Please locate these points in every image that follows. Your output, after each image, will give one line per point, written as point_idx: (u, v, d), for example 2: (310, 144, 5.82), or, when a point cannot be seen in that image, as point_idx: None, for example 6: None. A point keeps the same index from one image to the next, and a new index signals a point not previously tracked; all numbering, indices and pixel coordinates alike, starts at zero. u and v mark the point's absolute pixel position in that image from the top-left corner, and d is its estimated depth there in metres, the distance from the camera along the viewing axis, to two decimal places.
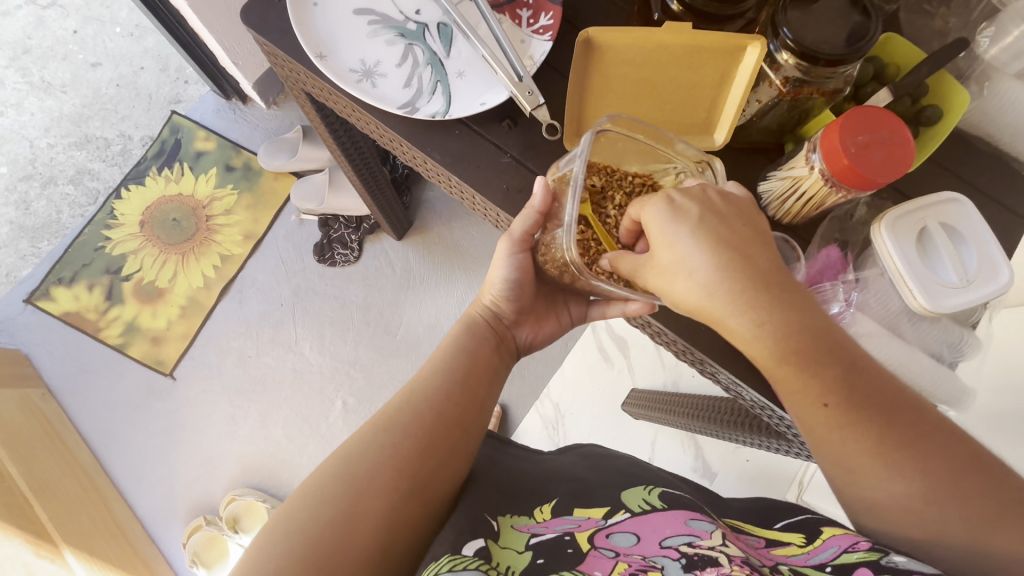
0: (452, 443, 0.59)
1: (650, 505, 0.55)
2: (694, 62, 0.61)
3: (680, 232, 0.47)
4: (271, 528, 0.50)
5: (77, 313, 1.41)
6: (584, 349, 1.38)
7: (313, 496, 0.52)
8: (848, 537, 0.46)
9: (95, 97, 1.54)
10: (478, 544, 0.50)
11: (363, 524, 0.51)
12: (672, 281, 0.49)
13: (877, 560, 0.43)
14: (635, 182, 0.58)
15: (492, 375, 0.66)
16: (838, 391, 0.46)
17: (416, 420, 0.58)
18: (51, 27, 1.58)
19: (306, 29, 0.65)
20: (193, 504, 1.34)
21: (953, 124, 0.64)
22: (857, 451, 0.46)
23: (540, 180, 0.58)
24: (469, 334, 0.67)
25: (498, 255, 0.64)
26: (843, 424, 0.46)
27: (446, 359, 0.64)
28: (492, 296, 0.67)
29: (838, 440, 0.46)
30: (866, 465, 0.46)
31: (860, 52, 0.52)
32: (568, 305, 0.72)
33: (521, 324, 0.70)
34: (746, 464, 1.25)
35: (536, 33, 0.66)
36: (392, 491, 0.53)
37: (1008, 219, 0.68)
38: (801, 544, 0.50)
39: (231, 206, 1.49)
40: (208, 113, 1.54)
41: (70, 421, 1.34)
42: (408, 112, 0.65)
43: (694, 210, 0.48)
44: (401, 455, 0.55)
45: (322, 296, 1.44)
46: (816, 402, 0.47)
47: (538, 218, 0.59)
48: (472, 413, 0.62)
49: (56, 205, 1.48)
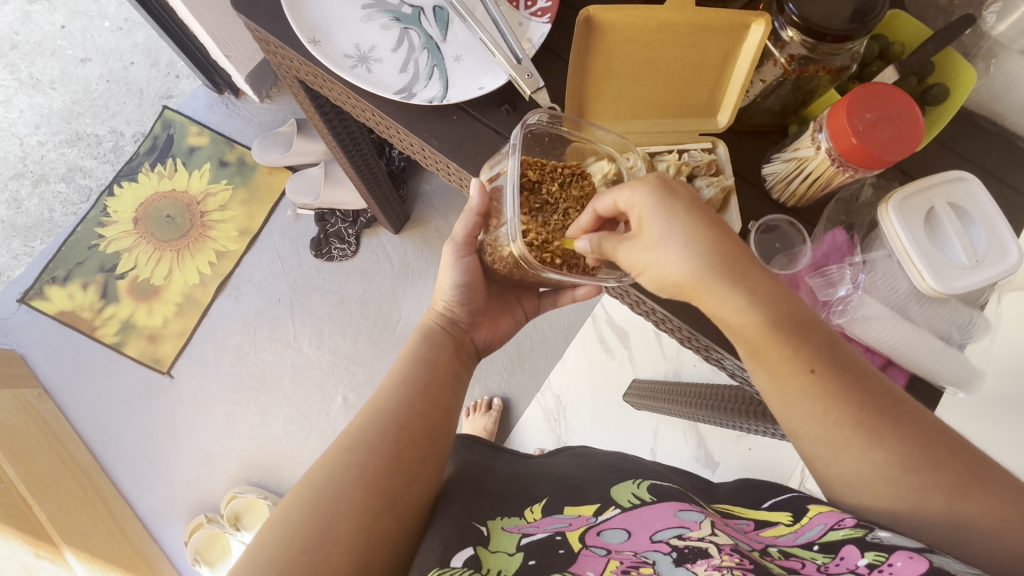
0: (419, 456, 0.58)
1: (639, 500, 0.54)
2: (698, 41, 0.60)
3: (660, 208, 0.48)
4: (240, 567, 0.49)
5: (72, 312, 1.39)
6: (585, 341, 1.37)
7: (279, 528, 0.50)
8: (833, 514, 0.45)
9: (85, 92, 1.52)
10: (466, 553, 0.52)
11: (335, 551, 0.50)
12: (655, 253, 0.48)
13: (863, 538, 0.42)
14: (564, 172, 0.58)
15: (455, 379, 0.66)
16: (820, 357, 0.46)
17: (381, 434, 0.57)
18: (39, 22, 1.56)
19: (298, 14, 0.64)
20: (194, 502, 1.32)
21: (959, 102, 0.63)
22: (836, 423, 0.45)
23: (473, 182, 0.59)
24: (428, 344, 0.66)
25: (444, 262, 0.65)
26: (827, 393, 0.45)
27: (404, 368, 0.63)
28: (444, 302, 0.67)
29: (819, 411, 0.46)
30: (848, 437, 0.45)
31: (868, 28, 0.52)
32: (520, 302, 0.73)
33: (477, 325, 0.70)
34: (749, 453, 1.24)
35: (534, 15, 0.65)
36: (362, 512, 0.52)
37: (1015, 199, 0.68)
38: (789, 523, 0.48)
39: (226, 201, 1.47)
40: (201, 107, 1.52)
41: (67, 422, 1.32)
42: (405, 97, 0.63)
43: (675, 191, 0.49)
44: (367, 471, 0.54)
45: (319, 291, 1.42)
46: (802, 369, 0.46)
47: (478, 219, 0.61)
48: (439, 420, 0.61)
49: (48, 203, 1.45)
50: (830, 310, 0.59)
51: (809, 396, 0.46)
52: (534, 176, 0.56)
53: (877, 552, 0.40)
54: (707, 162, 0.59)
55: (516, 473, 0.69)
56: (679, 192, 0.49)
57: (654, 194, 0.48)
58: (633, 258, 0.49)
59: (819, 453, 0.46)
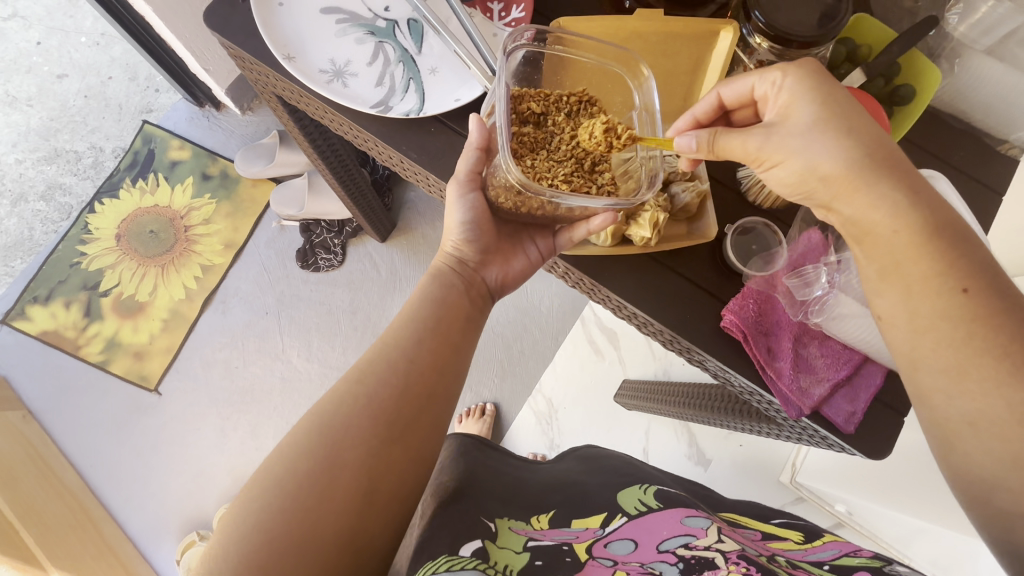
0: (428, 388, 0.56)
1: (647, 505, 0.60)
2: (668, 49, 0.61)
3: (811, 100, 0.48)
4: (244, 498, 0.47)
5: (55, 332, 1.37)
6: (574, 343, 1.38)
7: (286, 452, 0.49)
8: (851, 546, 0.52)
9: (63, 109, 1.50)
10: (475, 545, 0.51)
11: (345, 471, 0.49)
12: (804, 148, 0.48)
13: (878, 567, 0.47)
14: (570, 101, 0.57)
15: (466, 322, 0.63)
16: (971, 277, 0.44)
17: (391, 367, 0.56)
18: (13, 39, 1.54)
19: (272, 30, 0.64)
20: (185, 520, 1.31)
21: (925, 102, 0.65)
22: (977, 352, 0.43)
23: (471, 117, 0.58)
24: (438, 283, 0.63)
25: (450, 199, 0.62)
26: (979, 316, 0.43)
27: (414, 307, 0.61)
28: (454, 242, 0.64)
29: (955, 333, 0.44)
30: (982, 363, 0.43)
31: (832, 34, 0.53)
32: (535, 240, 0.66)
33: (488, 264, 0.66)
34: (739, 449, 1.26)
35: (507, 26, 0.66)
36: (370, 438, 0.51)
37: (984, 193, 0.70)
38: (798, 541, 0.56)
39: (210, 215, 1.46)
40: (181, 121, 1.51)
41: (54, 443, 1.30)
42: (381, 111, 0.64)
43: (821, 86, 0.49)
44: (375, 402, 0.53)
45: (307, 303, 1.42)
46: (948, 279, 0.45)
47: (479, 154, 0.59)
48: (447, 355, 0.59)
49: (28, 222, 1.43)
50: (807, 310, 0.61)
51: (944, 309, 0.45)
52: (537, 108, 0.56)
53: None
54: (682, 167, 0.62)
55: (519, 476, 0.75)
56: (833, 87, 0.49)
57: (808, 82, 0.49)
58: (780, 148, 0.49)
59: (939, 381, 0.45)
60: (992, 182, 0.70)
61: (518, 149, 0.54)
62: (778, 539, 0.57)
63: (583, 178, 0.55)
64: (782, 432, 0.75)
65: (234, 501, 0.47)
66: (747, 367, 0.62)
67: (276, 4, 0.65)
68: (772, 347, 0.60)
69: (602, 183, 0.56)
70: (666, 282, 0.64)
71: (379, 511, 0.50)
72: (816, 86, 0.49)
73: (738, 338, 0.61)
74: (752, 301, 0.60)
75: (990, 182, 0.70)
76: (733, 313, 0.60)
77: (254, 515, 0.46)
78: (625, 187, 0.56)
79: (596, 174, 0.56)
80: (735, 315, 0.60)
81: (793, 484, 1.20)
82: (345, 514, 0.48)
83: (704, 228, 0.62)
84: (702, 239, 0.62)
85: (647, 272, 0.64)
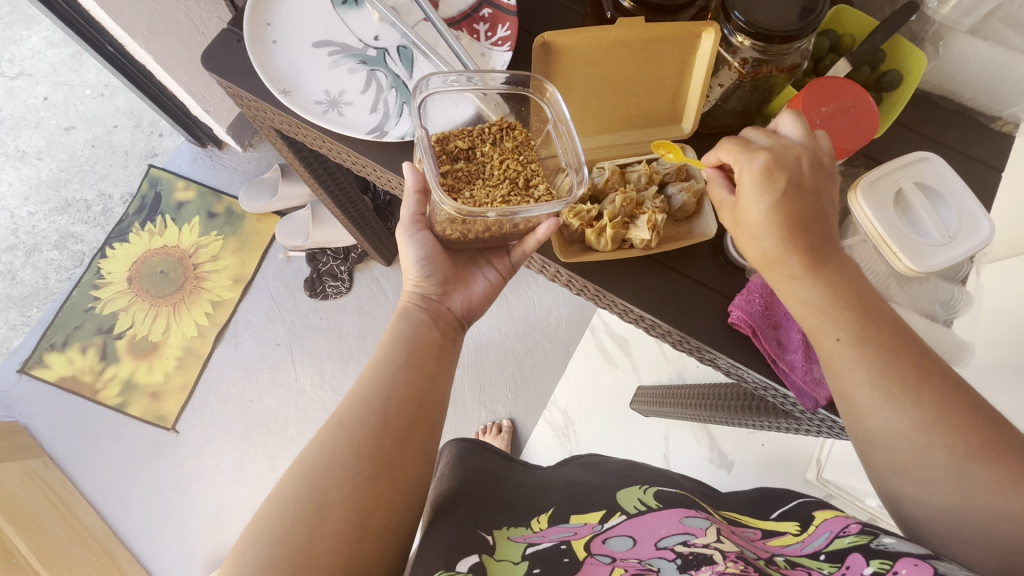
0: (409, 421, 0.56)
1: (646, 505, 0.57)
2: (653, 53, 0.63)
3: (765, 197, 0.51)
4: (235, 563, 0.47)
5: (73, 377, 1.39)
6: (585, 352, 1.39)
7: (275, 502, 0.50)
8: (841, 521, 0.50)
9: (71, 160, 1.55)
10: (471, 559, 0.52)
11: (331, 513, 0.49)
12: (740, 234, 0.54)
13: (867, 544, 0.46)
14: (494, 132, 0.62)
15: (439, 353, 0.63)
16: (856, 324, 0.51)
17: (368, 406, 0.56)
18: (21, 96, 1.59)
19: (267, 66, 0.66)
20: (210, 556, 1.30)
21: (913, 87, 0.66)
22: (896, 424, 0.48)
23: (405, 165, 0.61)
24: (405, 321, 0.63)
25: (401, 242, 0.65)
26: (893, 393, 0.48)
27: (383, 350, 0.61)
28: (413, 281, 0.66)
29: (880, 417, 0.49)
30: (903, 441, 0.48)
31: (813, 26, 0.54)
32: (491, 263, 0.70)
33: (451, 293, 0.67)
34: (762, 448, 1.24)
35: (494, 45, 0.68)
36: (355, 475, 0.51)
37: (981, 170, 0.71)
38: (795, 532, 0.54)
39: (217, 251, 1.49)
40: (186, 162, 1.55)
41: (75, 488, 1.31)
42: (377, 136, 0.66)
43: (782, 179, 0.51)
44: (356, 439, 0.53)
45: (317, 331, 1.43)
46: (833, 335, 0.51)
47: (419, 198, 0.63)
48: (425, 386, 0.59)
49: (43, 271, 1.47)
50: None
51: (868, 394, 0.49)
52: (463, 144, 0.61)
53: (880, 560, 0.44)
54: (676, 168, 0.63)
55: (524, 482, 0.74)
56: (793, 174, 0.51)
57: (765, 179, 0.51)
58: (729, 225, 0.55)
59: (887, 463, 0.50)
60: (987, 159, 0.71)
61: (454, 184, 0.59)
62: (777, 535, 0.55)
63: (520, 195, 0.60)
64: (801, 426, 0.74)
65: (232, 553, 0.48)
66: (759, 363, 0.62)
67: (270, 41, 0.67)
68: (782, 340, 0.60)
69: (538, 195, 0.60)
70: (672, 283, 0.65)
71: (371, 550, 0.50)
72: (776, 179, 0.51)
73: (747, 333, 0.61)
74: (758, 296, 0.60)
75: (986, 159, 0.71)
76: (741, 310, 0.60)
77: (249, 570, 0.46)
78: (562, 193, 0.60)
79: (532, 189, 0.61)
80: (744, 310, 0.60)
81: (820, 480, 1.17)
82: (336, 558, 0.48)
83: (703, 226, 0.63)
84: (701, 238, 0.63)
85: (650, 274, 0.65)
